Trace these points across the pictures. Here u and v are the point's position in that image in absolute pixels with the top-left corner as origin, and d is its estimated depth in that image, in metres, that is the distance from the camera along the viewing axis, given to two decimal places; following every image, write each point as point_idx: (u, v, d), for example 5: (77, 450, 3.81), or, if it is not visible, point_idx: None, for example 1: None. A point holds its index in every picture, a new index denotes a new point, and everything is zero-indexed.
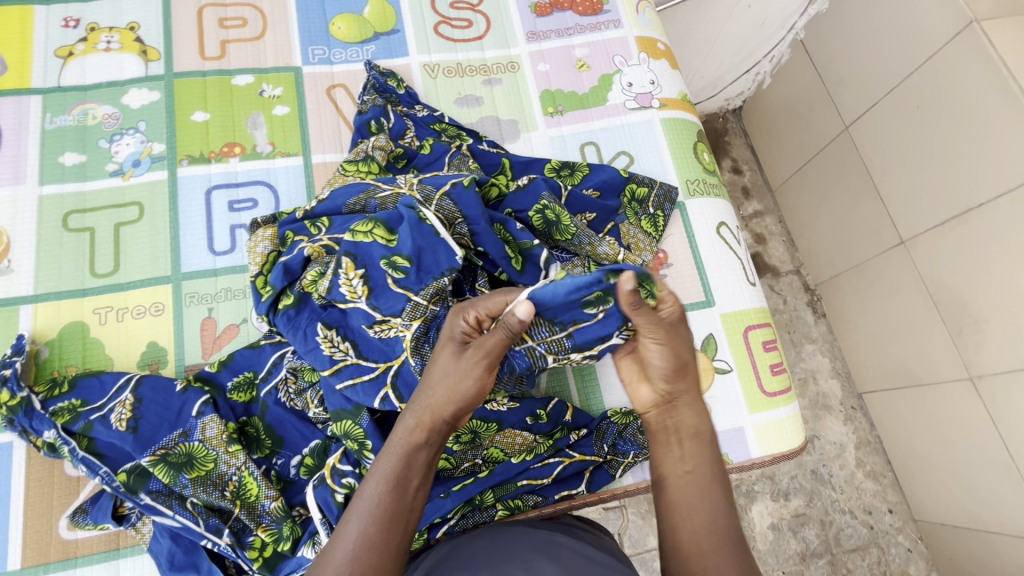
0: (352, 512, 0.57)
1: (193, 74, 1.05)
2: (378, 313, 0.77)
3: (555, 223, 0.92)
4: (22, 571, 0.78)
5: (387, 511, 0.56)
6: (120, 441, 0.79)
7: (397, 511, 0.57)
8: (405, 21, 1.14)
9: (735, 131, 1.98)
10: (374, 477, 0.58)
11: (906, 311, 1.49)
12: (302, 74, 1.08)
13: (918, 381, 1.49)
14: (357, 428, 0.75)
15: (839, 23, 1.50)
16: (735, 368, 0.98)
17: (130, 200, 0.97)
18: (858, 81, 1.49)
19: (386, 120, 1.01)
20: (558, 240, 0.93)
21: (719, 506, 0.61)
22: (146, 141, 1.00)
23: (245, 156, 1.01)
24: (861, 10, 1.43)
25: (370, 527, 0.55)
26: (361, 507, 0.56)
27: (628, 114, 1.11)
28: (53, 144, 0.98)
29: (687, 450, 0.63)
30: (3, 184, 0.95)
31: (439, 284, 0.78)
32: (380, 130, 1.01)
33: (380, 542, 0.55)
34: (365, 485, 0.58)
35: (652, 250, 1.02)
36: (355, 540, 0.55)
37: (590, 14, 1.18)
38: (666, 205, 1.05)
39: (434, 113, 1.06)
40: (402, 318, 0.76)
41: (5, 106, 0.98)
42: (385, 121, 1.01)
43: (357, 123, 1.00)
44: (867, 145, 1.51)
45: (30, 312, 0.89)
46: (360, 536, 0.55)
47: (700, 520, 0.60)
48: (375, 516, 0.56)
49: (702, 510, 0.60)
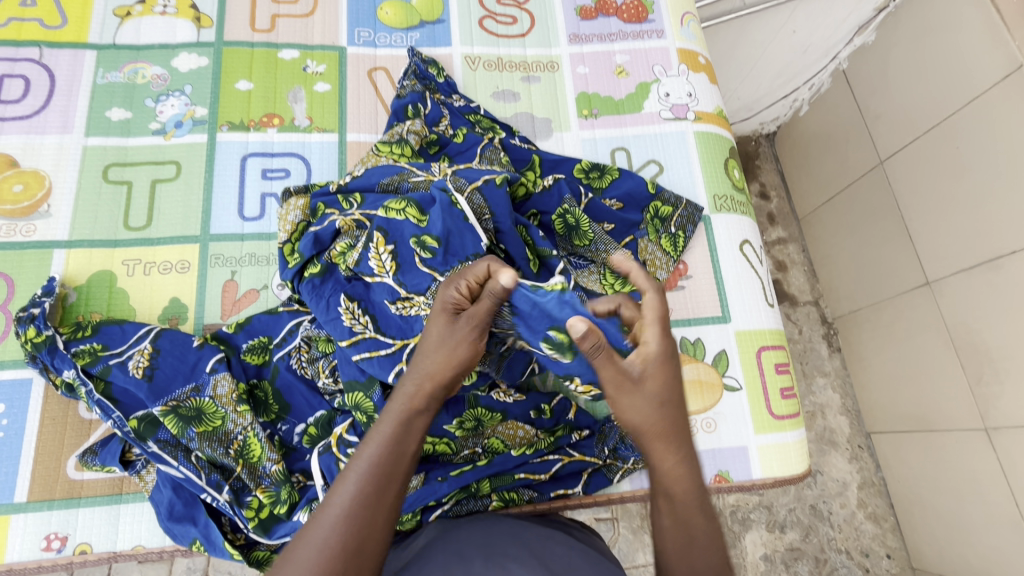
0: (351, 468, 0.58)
1: (241, 44, 1.08)
2: (403, 290, 0.78)
3: (575, 228, 0.95)
4: (27, 504, 0.81)
5: (384, 471, 0.58)
6: (134, 388, 0.81)
7: (394, 471, 0.58)
8: (451, 12, 1.16)
9: (766, 156, 1.97)
10: (374, 438, 0.60)
11: (925, 353, 1.46)
12: (346, 54, 1.10)
13: (930, 427, 1.46)
14: (368, 402, 0.76)
15: (883, 55, 1.49)
16: (745, 387, 0.97)
17: (169, 159, 1.00)
18: (900, 114, 1.47)
19: (423, 106, 1.02)
20: (578, 246, 0.95)
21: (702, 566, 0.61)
22: (190, 104, 1.03)
23: (282, 127, 1.03)
24: (907, 44, 1.42)
25: (366, 488, 0.56)
26: (360, 467, 0.58)
27: (662, 123, 1.12)
28: (102, 99, 1.02)
29: (666, 506, 0.63)
30: (51, 132, 0.98)
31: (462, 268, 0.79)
32: (416, 115, 1.01)
33: (373, 497, 0.56)
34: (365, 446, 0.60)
35: (669, 267, 1.01)
36: (351, 494, 0.56)
37: (633, 22, 1.19)
38: (689, 226, 1.04)
39: (471, 104, 1.08)
40: (425, 297, 0.77)
41: (62, 58, 1.02)
42: (422, 108, 1.02)
43: (395, 107, 1.01)
44: (900, 182, 1.50)
45: (63, 257, 0.92)
46: (357, 497, 0.56)
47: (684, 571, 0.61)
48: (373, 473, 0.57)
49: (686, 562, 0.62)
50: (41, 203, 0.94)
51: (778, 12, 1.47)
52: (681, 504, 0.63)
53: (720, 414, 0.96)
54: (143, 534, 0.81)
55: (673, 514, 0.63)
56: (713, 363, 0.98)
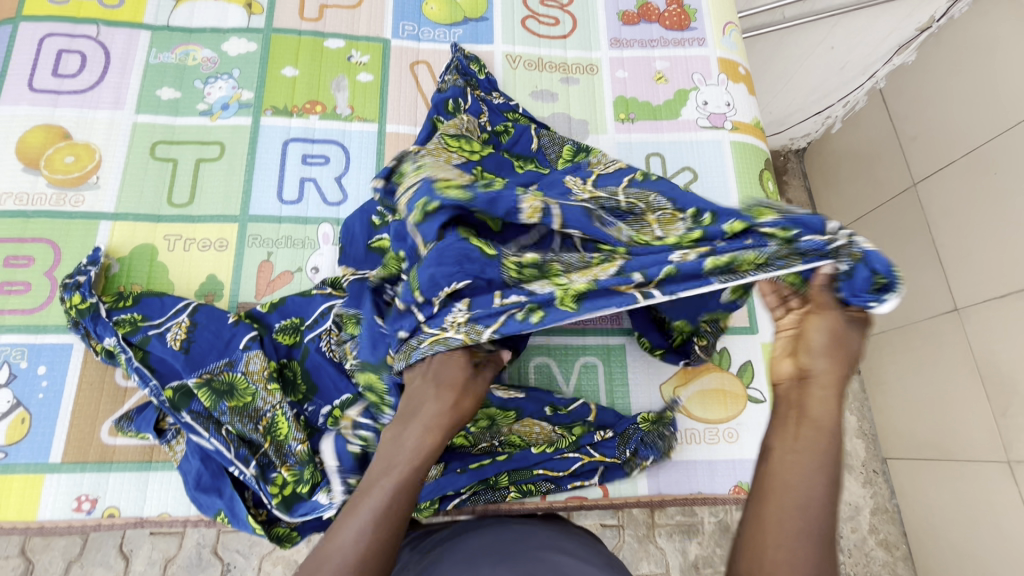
0: (356, 512, 0.57)
1: (289, 32, 1.10)
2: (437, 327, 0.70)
3: None
4: (62, 465, 0.83)
5: (395, 513, 0.57)
6: (172, 358, 0.84)
7: (401, 516, 0.57)
8: (494, 11, 1.18)
9: (794, 172, 1.96)
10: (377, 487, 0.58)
11: (949, 380, 1.44)
12: (390, 46, 1.12)
13: (951, 456, 1.43)
14: (380, 384, 0.75)
15: (922, 75, 1.48)
16: (769, 400, 0.96)
17: (214, 139, 1.02)
18: (937, 136, 1.46)
19: (463, 101, 1.02)
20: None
21: (816, 498, 0.51)
22: (237, 87, 1.06)
23: (324, 115, 1.05)
24: (949, 66, 1.41)
25: (373, 530, 0.55)
26: (367, 512, 0.56)
27: (698, 131, 1.12)
28: (154, 78, 1.04)
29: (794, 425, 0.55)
30: (103, 108, 1.01)
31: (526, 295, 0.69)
32: (456, 109, 1.01)
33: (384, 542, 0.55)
34: (370, 489, 0.59)
35: None
36: (357, 542, 0.54)
37: (675, 29, 1.19)
38: None
39: (509, 102, 1.07)
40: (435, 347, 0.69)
41: (118, 36, 1.05)
42: (463, 102, 1.02)
43: (436, 101, 1.00)
44: (931, 205, 1.48)
45: (108, 228, 0.95)
46: (366, 540, 0.54)
47: (794, 499, 0.51)
48: (377, 517, 0.56)
49: (794, 492, 0.51)
50: (91, 174, 0.97)
51: (818, 27, 1.46)
52: (812, 427, 0.55)
53: (742, 425, 0.95)
54: (170, 502, 0.83)
55: (800, 436, 0.54)
56: (738, 373, 0.97)
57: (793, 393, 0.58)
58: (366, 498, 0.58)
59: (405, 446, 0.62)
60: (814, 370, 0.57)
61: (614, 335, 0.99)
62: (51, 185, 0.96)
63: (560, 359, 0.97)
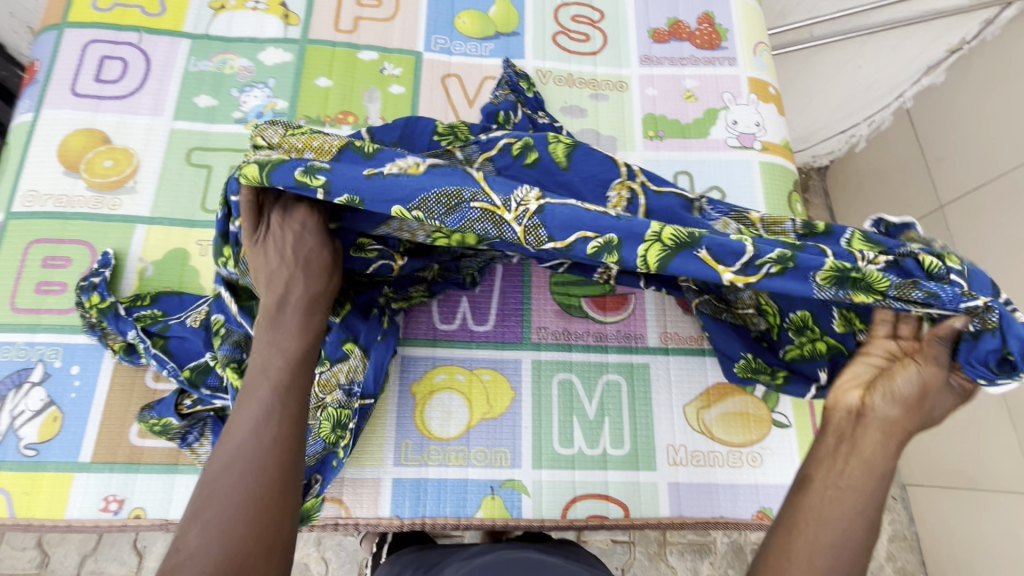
0: (250, 401, 0.62)
1: (325, 43, 1.12)
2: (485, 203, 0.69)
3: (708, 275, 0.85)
4: (91, 464, 0.85)
5: (284, 388, 0.63)
6: (193, 337, 0.87)
7: (291, 383, 0.64)
8: (526, 26, 1.19)
9: (816, 190, 1.93)
10: (259, 373, 0.64)
11: (973, 407, 1.41)
12: (422, 59, 1.13)
13: (973, 485, 1.40)
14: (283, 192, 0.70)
15: (952, 97, 1.49)
16: (795, 426, 0.95)
17: (248, 147, 1.04)
18: (965, 158, 1.45)
19: (514, 114, 1.02)
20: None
21: (852, 537, 0.54)
22: (272, 97, 1.07)
23: (356, 125, 1.07)
24: (981, 88, 1.41)
25: (267, 406, 0.61)
26: (260, 398, 0.62)
27: (728, 151, 1.11)
28: (192, 85, 1.07)
29: (847, 454, 0.58)
30: (143, 113, 1.03)
31: (565, 203, 0.68)
32: (506, 121, 1.01)
33: (278, 411, 0.61)
34: (256, 378, 0.64)
35: None
36: (252, 422, 0.60)
37: (706, 48, 1.19)
38: None
39: (555, 123, 1.05)
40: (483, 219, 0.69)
41: (159, 44, 1.08)
42: (513, 115, 1.02)
43: (488, 109, 1.02)
44: (959, 228, 1.46)
45: (143, 232, 0.97)
46: (262, 422, 0.60)
47: (829, 535, 0.54)
48: (272, 392, 0.62)
49: (830, 529, 0.54)
50: (128, 179, 0.99)
51: (847, 45, 1.51)
52: (863, 463, 0.57)
53: (766, 449, 0.94)
54: None
55: (850, 466, 0.57)
56: (763, 397, 0.96)
57: (847, 425, 0.61)
58: (255, 388, 0.63)
59: (275, 348, 0.66)
60: (877, 411, 0.60)
61: (640, 355, 0.98)
62: (90, 188, 0.98)
63: (583, 375, 0.96)
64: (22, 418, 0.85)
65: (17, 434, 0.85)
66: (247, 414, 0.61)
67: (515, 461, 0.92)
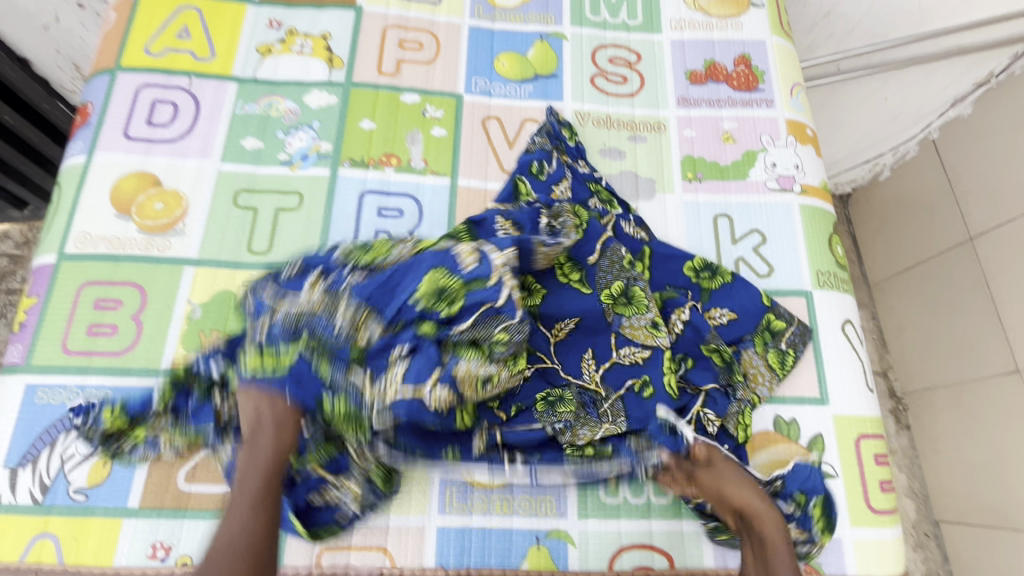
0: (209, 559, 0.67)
1: (367, 86, 1.14)
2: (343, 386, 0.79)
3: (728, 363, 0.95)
4: (140, 510, 0.85)
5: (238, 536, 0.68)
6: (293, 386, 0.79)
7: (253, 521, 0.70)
8: (564, 68, 1.20)
9: (839, 217, 1.93)
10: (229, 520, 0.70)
11: (1011, 445, 1.39)
12: (462, 101, 1.15)
13: (1011, 525, 1.37)
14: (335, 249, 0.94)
15: (979, 128, 1.49)
16: (843, 476, 0.93)
17: (292, 189, 1.05)
18: (996, 195, 1.45)
19: (547, 164, 1.05)
20: (735, 380, 0.94)
21: None
22: (317, 139, 1.09)
23: (399, 168, 1.08)
24: (1009, 121, 1.41)
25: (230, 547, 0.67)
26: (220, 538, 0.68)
27: (767, 194, 1.11)
28: (239, 128, 1.09)
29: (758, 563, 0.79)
30: (191, 156, 1.06)
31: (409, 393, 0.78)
32: (540, 172, 1.04)
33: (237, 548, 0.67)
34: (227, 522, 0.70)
35: (770, 386, 0.97)
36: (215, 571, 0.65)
37: (743, 89, 1.20)
38: (800, 345, 1.00)
39: (593, 173, 1.09)
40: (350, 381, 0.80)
41: (208, 87, 1.10)
42: (547, 165, 1.05)
43: (523, 159, 1.05)
44: (990, 262, 1.47)
45: (190, 274, 0.98)
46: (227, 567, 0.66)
47: None
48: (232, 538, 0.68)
49: None
50: (177, 221, 1.01)
51: (870, 81, 1.56)
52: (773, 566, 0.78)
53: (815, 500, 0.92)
54: None
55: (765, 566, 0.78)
56: (810, 447, 0.94)
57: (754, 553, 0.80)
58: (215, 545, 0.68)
59: (238, 526, 0.69)
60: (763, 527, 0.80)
61: None
62: (141, 231, 0.99)
63: None
64: (73, 461, 0.87)
65: (68, 478, 0.86)
66: (224, 540, 0.68)
67: (560, 509, 0.91)
